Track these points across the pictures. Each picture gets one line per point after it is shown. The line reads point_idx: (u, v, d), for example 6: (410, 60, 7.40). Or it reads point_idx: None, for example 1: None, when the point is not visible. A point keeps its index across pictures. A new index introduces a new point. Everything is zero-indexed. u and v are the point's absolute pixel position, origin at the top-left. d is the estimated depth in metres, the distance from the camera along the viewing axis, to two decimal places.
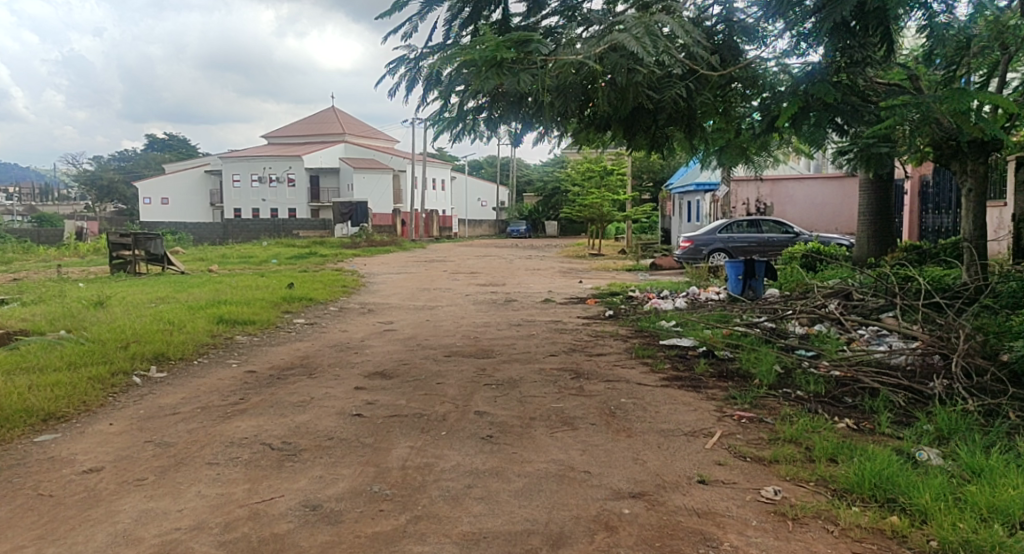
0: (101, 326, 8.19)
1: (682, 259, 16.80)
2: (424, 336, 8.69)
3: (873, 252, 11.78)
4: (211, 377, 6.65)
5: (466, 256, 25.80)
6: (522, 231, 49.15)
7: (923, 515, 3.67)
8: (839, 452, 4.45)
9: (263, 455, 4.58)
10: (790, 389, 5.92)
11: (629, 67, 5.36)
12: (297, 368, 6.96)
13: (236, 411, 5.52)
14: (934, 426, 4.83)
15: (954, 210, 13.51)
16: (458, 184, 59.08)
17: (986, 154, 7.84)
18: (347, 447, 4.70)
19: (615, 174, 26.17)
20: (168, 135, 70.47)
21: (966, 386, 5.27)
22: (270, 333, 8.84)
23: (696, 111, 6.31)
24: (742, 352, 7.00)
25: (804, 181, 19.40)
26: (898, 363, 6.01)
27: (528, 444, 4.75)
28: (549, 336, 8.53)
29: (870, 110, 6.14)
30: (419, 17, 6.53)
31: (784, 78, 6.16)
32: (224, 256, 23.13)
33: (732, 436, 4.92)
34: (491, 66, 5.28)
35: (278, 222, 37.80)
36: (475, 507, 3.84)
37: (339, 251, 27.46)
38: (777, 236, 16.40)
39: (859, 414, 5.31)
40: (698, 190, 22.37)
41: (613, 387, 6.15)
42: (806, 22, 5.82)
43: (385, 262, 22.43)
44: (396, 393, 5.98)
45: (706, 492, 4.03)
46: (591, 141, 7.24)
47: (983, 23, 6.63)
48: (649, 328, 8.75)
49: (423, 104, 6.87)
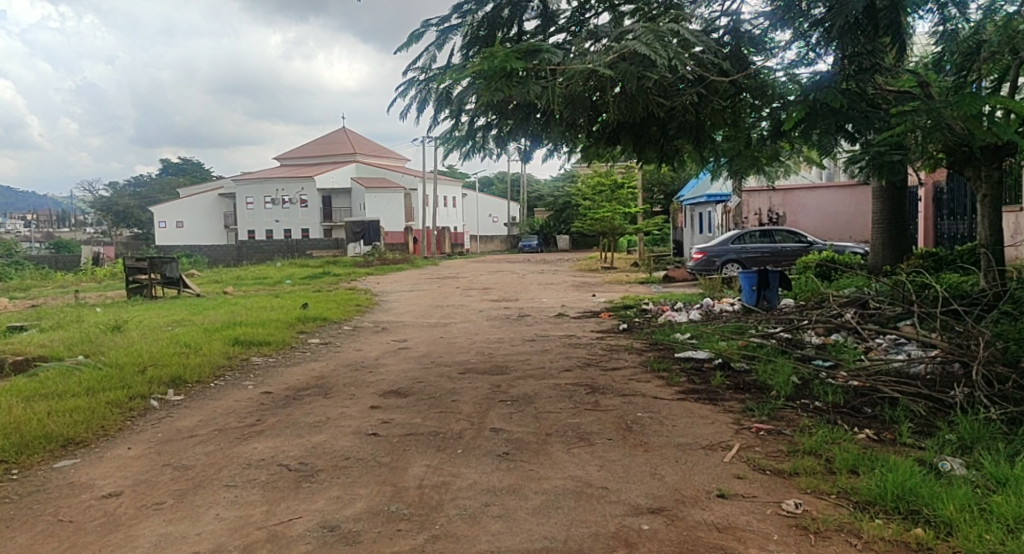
0: (117, 350, 8.23)
1: (695, 271, 16.76)
2: (438, 353, 8.72)
3: (889, 261, 11.70)
4: (228, 398, 6.67)
5: (480, 271, 27.39)
6: (534, 245, 49.32)
7: (949, 527, 3.61)
8: (860, 464, 4.39)
9: (280, 476, 4.58)
10: (808, 400, 5.87)
11: (639, 74, 5.28)
12: (313, 388, 6.98)
13: (253, 432, 5.54)
14: (957, 436, 4.77)
15: (969, 215, 13.38)
16: (470, 201, 59.63)
17: (1000, 159, 7.79)
18: (364, 467, 4.69)
19: (625, 187, 26.35)
20: (181, 161, 71.88)
21: (987, 394, 5.19)
22: (285, 354, 8.86)
23: (705, 122, 6.20)
24: (757, 364, 6.97)
25: (816, 191, 19.34)
26: (918, 372, 5.94)
27: (544, 460, 4.74)
28: (564, 351, 8.53)
29: (880, 117, 6.10)
30: (436, 47, 6.63)
31: (794, 87, 6.09)
32: (238, 279, 23.14)
33: (751, 448, 4.88)
34: (500, 77, 5.35)
35: (292, 243, 38.23)
36: (493, 525, 3.82)
37: (352, 270, 27.47)
38: (791, 246, 16.32)
39: (879, 424, 5.25)
40: (710, 201, 22.32)
41: (628, 401, 6.12)
42: (812, 30, 5.93)
43: (398, 280, 22.57)
44: (411, 411, 5.97)
45: (727, 506, 3.99)
46: (602, 156, 7.29)
47: (992, 27, 6.58)
48: (663, 341, 8.71)
49: (433, 123, 6.93)
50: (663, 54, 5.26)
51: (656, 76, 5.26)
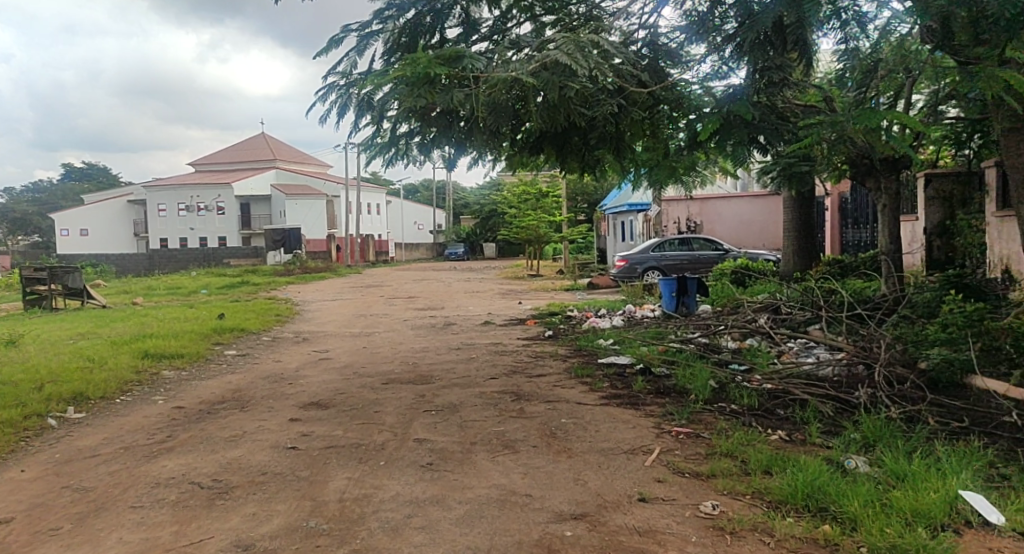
0: (12, 366, 7.73)
1: (618, 278, 17.19)
2: (361, 364, 8.56)
3: (799, 267, 12.22)
4: (136, 415, 6.36)
5: (405, 279, 27.11)
6: (461, 253, 49.22)
7: (854, 523, 3.77)
8: (773, 464, 4.54)
9: (191, 495, 4.39)
10: (725, 403, 6.04)
11: (561, 84, 5.36)
12: (228, 402, 6.73)
13: (163, 449, 5.29)
14: (861, 434, 4.98)
15: (871, 224, 14.10)
16: (395, 208, 59.04)
17: (897, 171, 8.25)
18: (281, 481, 4.55)
19: (550, 196, 26.65)
20: (88, 167, 68.50)
21: (888, 394, 5.48)
22: (198, 367, 8.52)
23: (625, 132, 6.31)
24: (677, 368, 7.13)
25: (731, 201, 20.03)
26: (826, 374, 6.22)
27: (468, 470, 4.70)
28: (489, 359, 8.51)
29: (789, 129, 6.35)
30: (357, 53, 6.54)
31: (708, 100, 6.24)
32: (148, 289, 22.17)
33: (671, 452, 4.98)
34: (423, 83, 5.35)
35: (209, 252, 36.87)
36: (416, 537, 3.76)
37: (272, 279, 26.73)
38: (708, 253, 16.77)
39: (791, 425, 5.45)
40: (632, 210, 22.82)
41: (553, 408, 6.16)
42: (725, 46, 6.23)
43: (319, 289, 22.09)
44: (332, 423, 5.83)
45: (647, 510, 4.06)
46: (525, 165, 7.34)
47: (889, 49, 6.89)
48: (587, 348, 8.82)
49: (355, 129, 6.80)
50: (584, 64, 5.34)
51: (578, 86, 5.38)
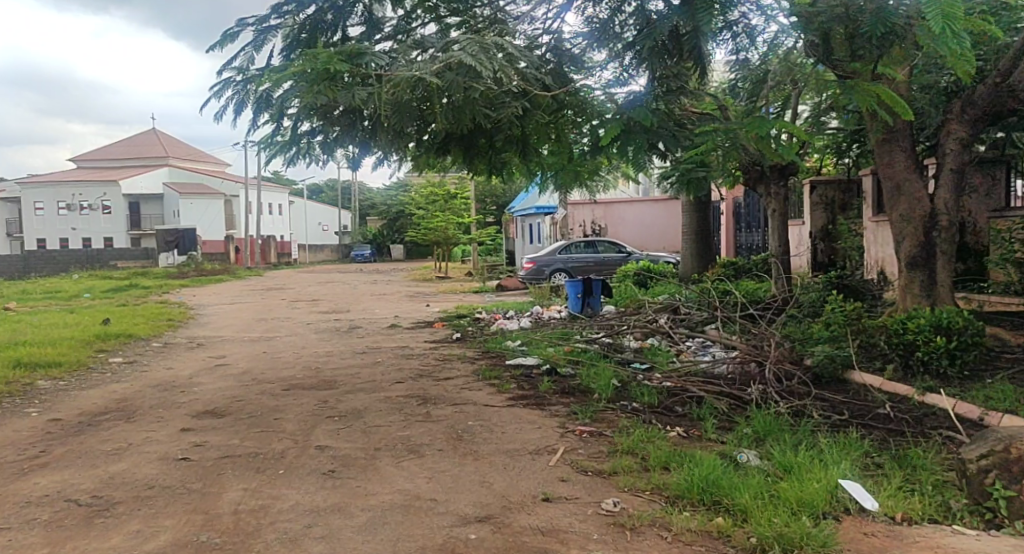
0: None
1: (525, 280, 17.34)
2: (261, 369, 8.25)
3: (697, 269, 12.68)
4: (5, 429, 5.89)
5: (309, 282, 26.39)
6: (368, 255, 48.40)
7: (745, 515, 3.92)
8: (672, 460, 4.68)
9: (68, 513, 4.10)
10: (627, 401, 6.17)
11: (466, 84, 5.31)
12: (113, 413, 6.34)
13: (36, 466, 4.92)
14: (753, 429, 5.20)
15: (763, 228, 14.80)
16: (299, 209, 57.45)
17: (785, 178, 8.70)
18: (171, 495, 4.32)
19: (458, 198, 26.58)
20: None
21: (778, 389, 5.76)
22: (80, 376, 7.98)
23: (529, 134, 6.40)
24: (582, 368, 7.25)
25: (634, 205, 20.56)
26: (722, 372, 6.47)
27: (372, 476, 4.61)
28: (396, 363, 8.38)
29: (686, 135, 6.55)
30: (254, 48, 6.31)
31: (610, 106, 6.33)
32: (25, 293, 20.64)
33: (574, 451, 5.04)
34: (324, 79, 5.25)
35: (93, 254, 34.70)
36: (315, 547, 3.65)
37: (165, 282, 25.46)
38: (612, 256, 17.18)
39: (688, 421, 5.62)
40: (539, 213, 23.06)
41: (459, 410, 6.12)
42: (625, 53, 6.38)
43: (217, 292, 21.19)
44: (228, 432, 5.59)
45: (551, 509, 4.09)
46: (432, 166, 7.29)
47: (776, 60, 7.20)
48: (495, 349, 8.83)
49: (253, 127, 6.57)
50: (488, 65, 5.31)
51: (484, 87, 5.32)
